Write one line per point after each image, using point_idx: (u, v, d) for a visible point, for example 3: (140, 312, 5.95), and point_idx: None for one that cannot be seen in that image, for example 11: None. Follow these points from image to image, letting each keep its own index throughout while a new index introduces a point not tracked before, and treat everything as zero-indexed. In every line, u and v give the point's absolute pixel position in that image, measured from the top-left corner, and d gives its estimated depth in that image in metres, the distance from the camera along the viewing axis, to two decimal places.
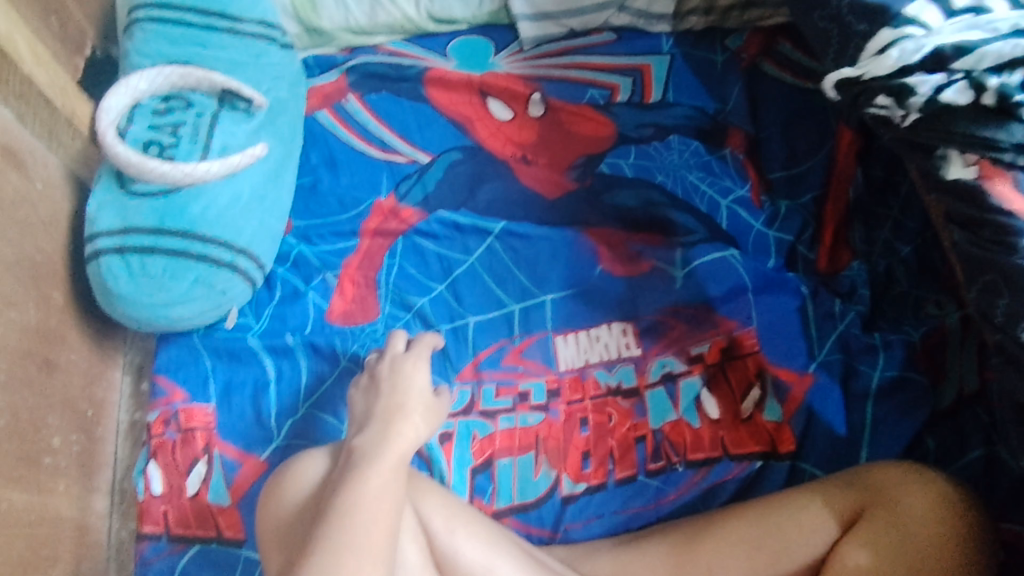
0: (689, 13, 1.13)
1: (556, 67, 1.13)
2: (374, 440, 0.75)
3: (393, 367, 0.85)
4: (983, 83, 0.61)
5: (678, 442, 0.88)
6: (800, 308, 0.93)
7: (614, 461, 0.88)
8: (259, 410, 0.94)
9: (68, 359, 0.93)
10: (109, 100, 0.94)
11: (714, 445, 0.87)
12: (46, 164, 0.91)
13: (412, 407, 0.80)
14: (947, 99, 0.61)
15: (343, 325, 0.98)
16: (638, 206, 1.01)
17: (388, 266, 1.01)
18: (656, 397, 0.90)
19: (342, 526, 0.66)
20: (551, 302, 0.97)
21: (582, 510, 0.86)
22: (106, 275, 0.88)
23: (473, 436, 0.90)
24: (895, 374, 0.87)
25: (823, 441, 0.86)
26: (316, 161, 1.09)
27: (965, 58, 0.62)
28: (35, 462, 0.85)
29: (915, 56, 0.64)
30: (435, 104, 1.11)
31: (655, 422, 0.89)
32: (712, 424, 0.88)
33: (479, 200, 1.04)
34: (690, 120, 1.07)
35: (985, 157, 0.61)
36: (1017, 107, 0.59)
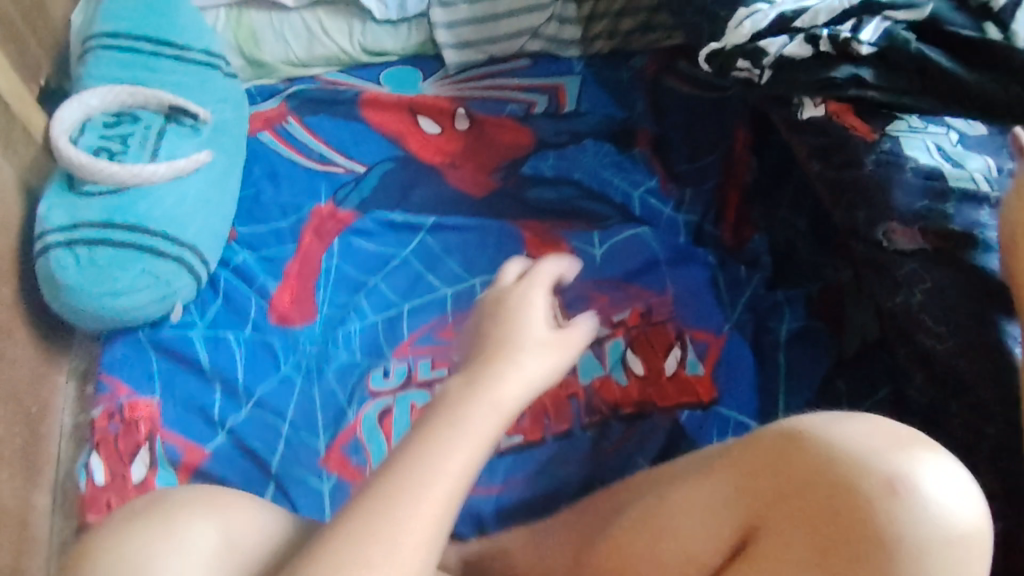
0: (596, 39, 1.28)
1: (477, 90, 1.25)
2: (460, 383, 0.56)
3: (500, 299, 0.64)
4: (817, 36, 0.86)
5: (610, 397, 0.95)
6: (711, 277, 1.04)
7: (549, 417, 0.94)
8: (202, 404, 0.95)
9: (17, 354, 0.96)
10: (63, 112, 1.01)
11: (643, 399, 0.94)
12: (3, 169, 0.97)
13: (523, 334, 0.60)
14: (792, 52, 0.87)
15: (281, 325, 1.01)
16: (558, 198, 1.12)
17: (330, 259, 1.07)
18: (585, 358, 0.98)
19: (403, 496, 0.49)
20: (480, 285, 1.04)
21: (520, 466, 0.91)
22: (56, 267, 0.94)
23: (412, 406, 0.93)
24: (800, 324, 0.97)
25: (741, 388, 0.94)
26: (259, 174, 1.16)
27: (803, 19, 0.88)
28: None
29: (763, 23, 0.89)
30: (370, 122, 1.21)
31: (584, 379, 0.96)
32: (640, 380, 0.96)
33: (413, 201, 1.12)
34: (602, 126, 1.20)
35: (830, 98, 0.89)
36: (844, 51, 0.86)
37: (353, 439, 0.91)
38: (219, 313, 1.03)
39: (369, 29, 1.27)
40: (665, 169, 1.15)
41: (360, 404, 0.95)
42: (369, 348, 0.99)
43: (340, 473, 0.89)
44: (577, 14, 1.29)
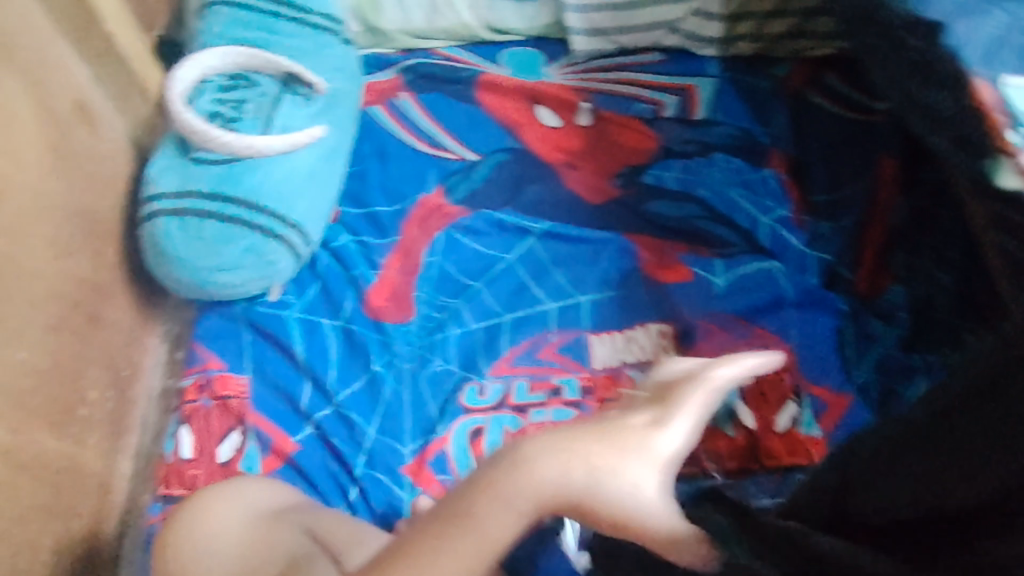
0: (738, 39, 1.18)
1: (604, 81, 1.18)
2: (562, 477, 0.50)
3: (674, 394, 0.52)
4: None
5: (715, 450, 0.86)
6: (838, 328, 0.95)
7: None
8: (291, 392, 0.94)
9: (115, 316, 0.95)
10: (181, 72, 0.98)
11: (749, 455, 0.86)
12: (114, 126, 0.96)
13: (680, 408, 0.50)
14: None
15: (375, 321, 0.98)
16: (677, 216, 1.04)
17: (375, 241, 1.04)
18: None
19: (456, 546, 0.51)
20: (587, 303, 0.98)
21: None
22: (160, 235, 0.92)
23: (504, 430, 0.89)
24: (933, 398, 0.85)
25: None
26: (367, 152, 1.12)
27: None
28: (71, 409, 0.86)
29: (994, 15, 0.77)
30: (486, 107, 1.14)
31: None
32: (749, 433, 0.87)
33: (524, 200, 1.06)
34: (735, 140, 1.12)
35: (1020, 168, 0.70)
36: None
37: (439, 458, 0.87)
38: (316, 299, 1.00)
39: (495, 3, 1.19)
40: (801, 198, 1.06)
41: (452, 419, 0.90)
42: (462, 355, 0.95)
43: (423, 491, 0.86)
44: (721, 10, 1.17)
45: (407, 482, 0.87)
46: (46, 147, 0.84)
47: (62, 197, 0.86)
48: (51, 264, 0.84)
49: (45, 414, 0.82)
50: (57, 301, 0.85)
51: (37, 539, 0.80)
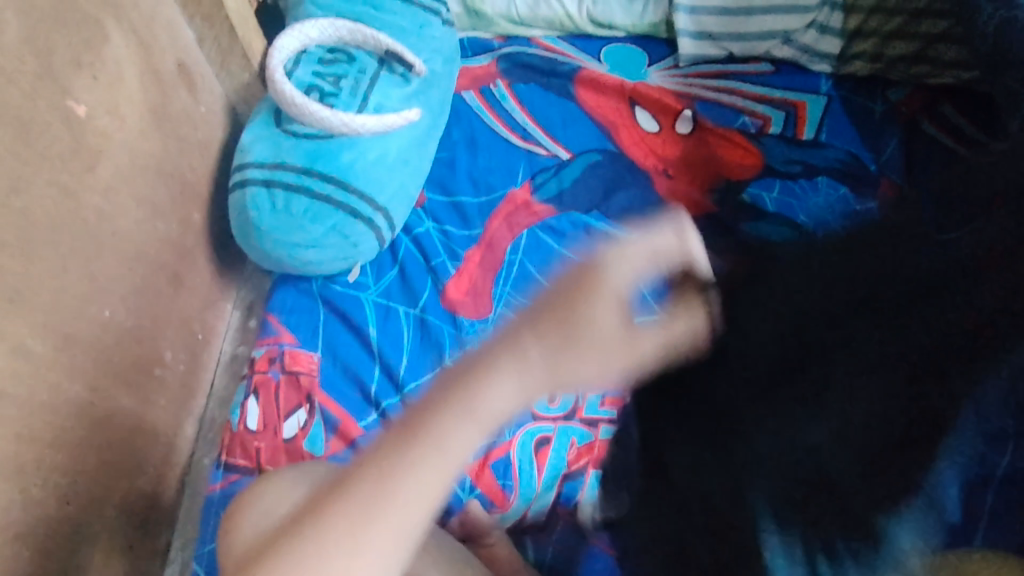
0: (855, 57, 1.12)
1: (708, 87, 1.13)
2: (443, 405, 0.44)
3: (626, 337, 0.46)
4: None
5: None
6: None
7: None
8: (360, 378, 0.93)
9: (194, 280, 0.95)
10: (283, 41, 0.97)
11: None
12: (212, 90, 0.96)
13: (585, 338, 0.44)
14: None
15: (451, 314, 0.96)
16: (776, 240, 1.00)
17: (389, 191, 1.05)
18: None
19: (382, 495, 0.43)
20: None
21: None
22: (250, 204, 0.91)
23: (571, 443, 0.87)
24: None
25: None
26: (456, 138, 1.09)
27: None
28: (146, 371, 0.86)
29: None
30: (582, 104, 1.11)
31: None
32: None
33: (614, 206, 1.03)
34: (842, 165, 1.06)
35: None
36: None
37: (502, 462, 0.86)
38: (392, 285, 0.99)
39: None
40: None
41: (519, 425, 0.87)
42: None
43: (482, 493, 0.85)
44: (842, 26, 1.12)
45: (469, 483, 0.85)
46: (147, 107, 0.83)
47: (157, 158, 0.86)
48: (142, 224, 0.84)
49: (123, 373, 0.82)
50: (144, 261, 0.85)
51: (102, 493, 0.80)
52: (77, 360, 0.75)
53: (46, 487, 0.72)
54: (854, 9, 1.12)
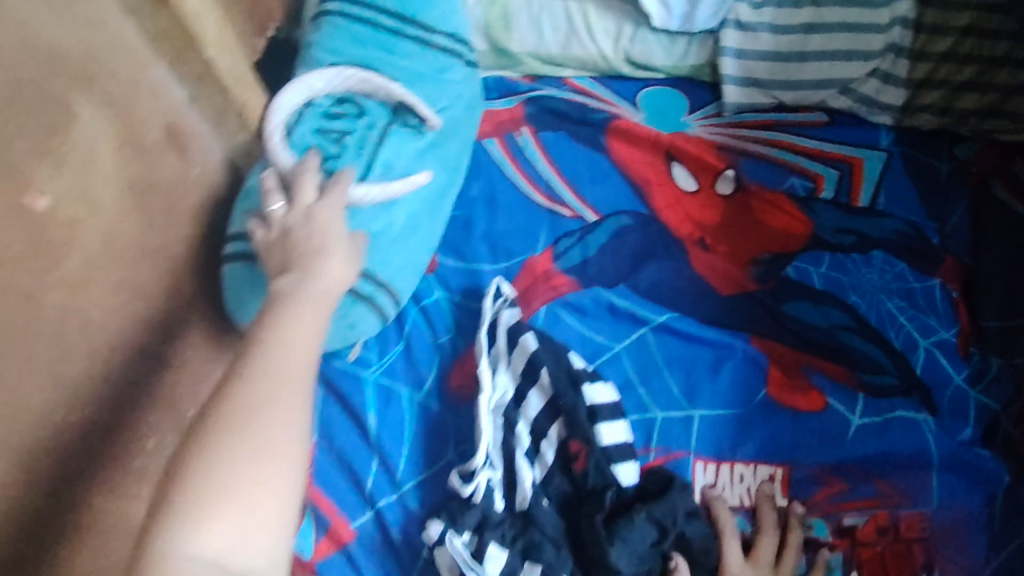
0: (922, 109, 1.00)
1: (755, 140, 1.02)
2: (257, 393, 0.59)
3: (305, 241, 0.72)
4: None
5: None
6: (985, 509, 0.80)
7: None
8: (356, 471, 0.86)
9: (184, 354, 0.87)
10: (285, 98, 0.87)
11: None
12: (208, 149, 0.87)
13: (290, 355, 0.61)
14: None
15: (460, 400, 0.89)
16: (823, 325, 0.91)
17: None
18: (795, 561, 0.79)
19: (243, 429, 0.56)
20: (698, 420, 0.86)
21: None
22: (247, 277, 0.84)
23: None
24: None
25: None
26: (474, 194, 0.99)
27: None
28: (125, 463, 0.80)
29: None
30: (615, 157, 1.01)
31: None
32: None
33: (641, 280, 0.93)
34: (901, 236, 0.95)
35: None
36: None
37: None
38: (396, 363, 0.91)
39: (641, 35, 1.03)
40: (971, 323, 0.91)
41: None
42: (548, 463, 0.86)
43: None
44: (908, 75, 0.99)
45: None
46: (127, 182, 0.76)
47: (138, 235, 0.78)
48: (120, 309, 0.77)
49: (96, 475, 0.76)
50: (123, 349, 0.78)
51: None
52: (41, 473, 0.68)
53: None
54: (923, 56, 0.99)
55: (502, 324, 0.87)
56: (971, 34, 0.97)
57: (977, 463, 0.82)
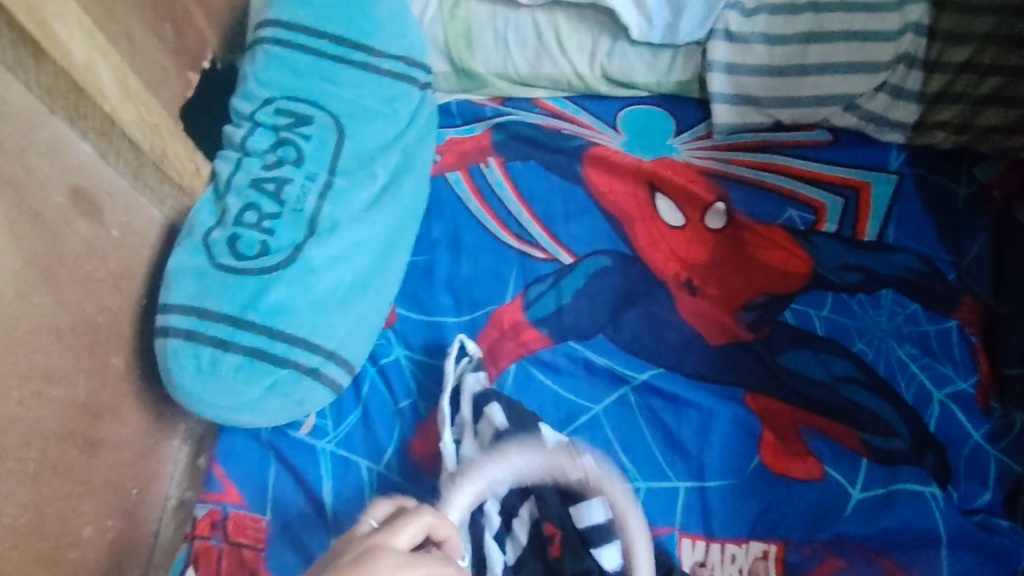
0: (937, 126, 0.90)
1: (747, 166, 0.92)
2: None
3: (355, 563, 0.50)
4: None
5: None
6: None
7: None
8: (311, 556, 0.76)
9: (119, 433, 0.78)
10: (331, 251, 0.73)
11: None
12: (128, 206, 0.77)
13: None
14: None
15: (426, 471, 0.79)
16: (824, 378, 0.81)
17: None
18: None
19: None
20: (683, 493, 0.76)
21: None
22: (194, 356, 0.73)
23: None
24: None
25: None
26: (437, 236, 0.90)
27: None
28: (56, 565, 0.71)
29: None
30: (592, 188, 0.91)
31: None
32: None
33: (622, 331, 0.83)
34: (913, 274, 0.85)
35: None
36: None
37: None
38: (352, 432, 0.81)
39: (619, 49, 0.93)
40: (992, 371, 0.81)
41: None
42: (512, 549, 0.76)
43: None
44: (921, 89, 0.90)
45: None
46: (28, 257, 0.66)
47: (48, 313, 0.69)
48: (32, 400, 0.67)
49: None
50: (40, 442, 0.68)
51: None
52: None
53: None
54: (938, 66, 0.89)
55: (465, 388, 0.79)
56: (991, 43, 0.87)
57: (998, 542, 0.72)
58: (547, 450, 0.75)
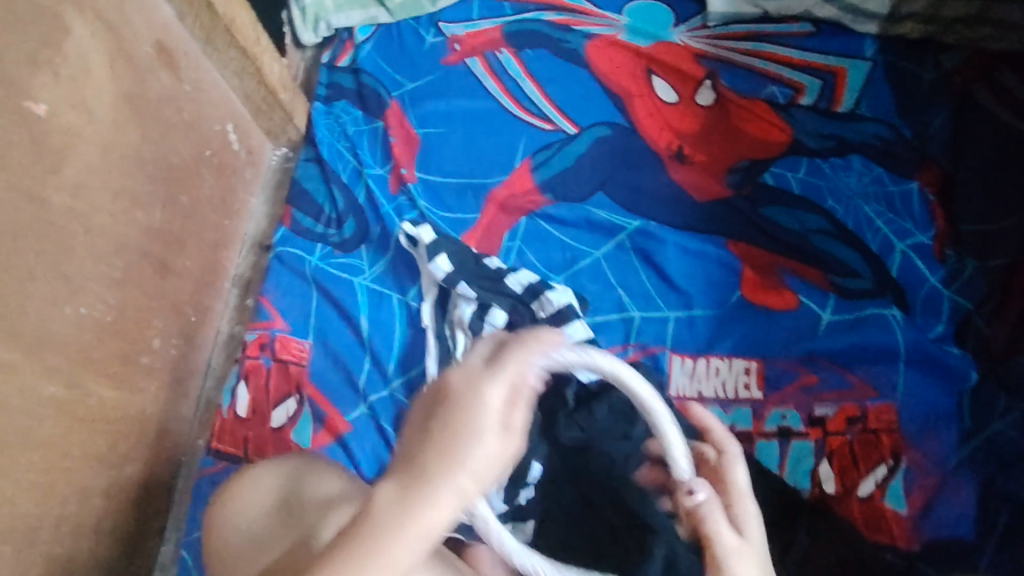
0: (907, 17, 1.00)
1: (734, 52, 1.02)
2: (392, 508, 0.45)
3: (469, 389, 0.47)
4: None
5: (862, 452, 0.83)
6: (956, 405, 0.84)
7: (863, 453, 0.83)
8: (350, 368, 0.91)
9: (184, 265, 0.93)
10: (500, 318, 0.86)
11: (865, 522, 0.80)
12: (200, 68, 0.91)
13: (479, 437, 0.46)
14: None
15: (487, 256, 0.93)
16: (797, 229, 0.92)
17: (343, 113, 1.04)
18: (798, 446, 0.84)
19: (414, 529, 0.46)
20: (674, 320, 0.90)
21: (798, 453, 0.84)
22: None
23: None
24: None
25: (941, 549, 0.78)
26: (455, 111, 1.02)
27: None
28: (131, 361, 0.86)
29: None
30: (595, 70, 1.02)
31: (792, 469, 0.83)
32: (861, 501, 0.81)
33: (622, 186, 0.96)
34: (881, 140, 0.96)
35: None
36: None
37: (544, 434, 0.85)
38: (386, 271, 0.95)
39: None
40: (947, 224, 0.92)
41: None
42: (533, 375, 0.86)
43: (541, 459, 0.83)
44: None
45: None
46: (122, 93, 0.80)
47: (136, 145, 0.83)
48: (121, 215, 0.82)
49: (105, 366, 0.82)
50: (126, 254, 0.84)
51: (89, 484, 0.81)
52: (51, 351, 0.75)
53: (22, 485, 0.73)
54: None
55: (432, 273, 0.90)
56: None
57: (945, 359, 0.85)
58: (518, 295, 0.88)
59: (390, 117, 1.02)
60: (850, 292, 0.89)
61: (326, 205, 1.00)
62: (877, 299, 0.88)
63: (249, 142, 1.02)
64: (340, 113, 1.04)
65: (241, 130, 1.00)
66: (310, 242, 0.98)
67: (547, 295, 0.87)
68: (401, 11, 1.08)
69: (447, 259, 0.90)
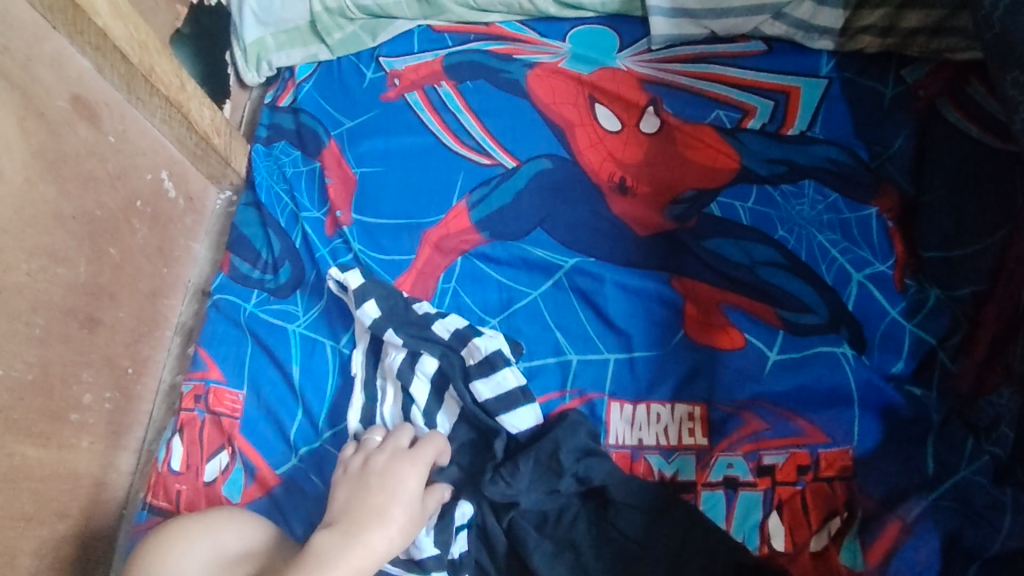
0: (863, 31, 0.94)
1: (682, 75, 0.98)
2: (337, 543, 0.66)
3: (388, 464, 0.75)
4: None
5: (813, 505, 0.75)
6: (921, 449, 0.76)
7: (814, 505, 0.75)
8: (281, 420, 0.88)
9: (116, 317, 0.92)
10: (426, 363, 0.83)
11: None
12: (124, 118, 0.91)
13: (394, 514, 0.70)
14: None
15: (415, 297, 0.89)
16: (744, 262, 0.87)
17: (284, 154, 1.03)
18: (746, 500, 0.77)
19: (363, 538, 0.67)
20: (613, 363, 0.85)
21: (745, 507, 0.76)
22: None
23: None
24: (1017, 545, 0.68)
25: None
26: (393, 148, 0.99)
27: None
28: (59, 417, 0.84)
29: None
30: (536, 100, 0.98)
31: (739, 524, 0.76)
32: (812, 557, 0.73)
33: (560, 221, 0.91)
34: (835, 164, 0.90)
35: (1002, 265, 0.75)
36: None
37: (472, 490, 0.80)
38: (320, 317, 0.93)
39: None
40: (908, 250, 0.85)
41: None
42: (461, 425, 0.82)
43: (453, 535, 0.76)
44: None
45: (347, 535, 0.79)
46: (33, 152, 0.80)
47: (53, 201, 0.82)
48: (39, 274, 0.81)
49: (28, 426, 0.80)
50: (45, 310, 0.82)
51: (16, 546, 0.77)
52: None
53: None
54: None
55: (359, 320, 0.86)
56: None
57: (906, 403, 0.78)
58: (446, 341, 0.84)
59: (327, 158, 1.00)
60: (802, 327, 0.83)
61: (264, 250, 0.98)
62: (830, 335, 0.82)
63: (188, 188, 1.02)
64: (280, 154, 1.02)
65: (178, 177, 1.00)
66: (247, 288, 0.96)
67: (474, 340, 0.83)
68: (341, 48, 1.06)
69: (375, 305, 0.86)
